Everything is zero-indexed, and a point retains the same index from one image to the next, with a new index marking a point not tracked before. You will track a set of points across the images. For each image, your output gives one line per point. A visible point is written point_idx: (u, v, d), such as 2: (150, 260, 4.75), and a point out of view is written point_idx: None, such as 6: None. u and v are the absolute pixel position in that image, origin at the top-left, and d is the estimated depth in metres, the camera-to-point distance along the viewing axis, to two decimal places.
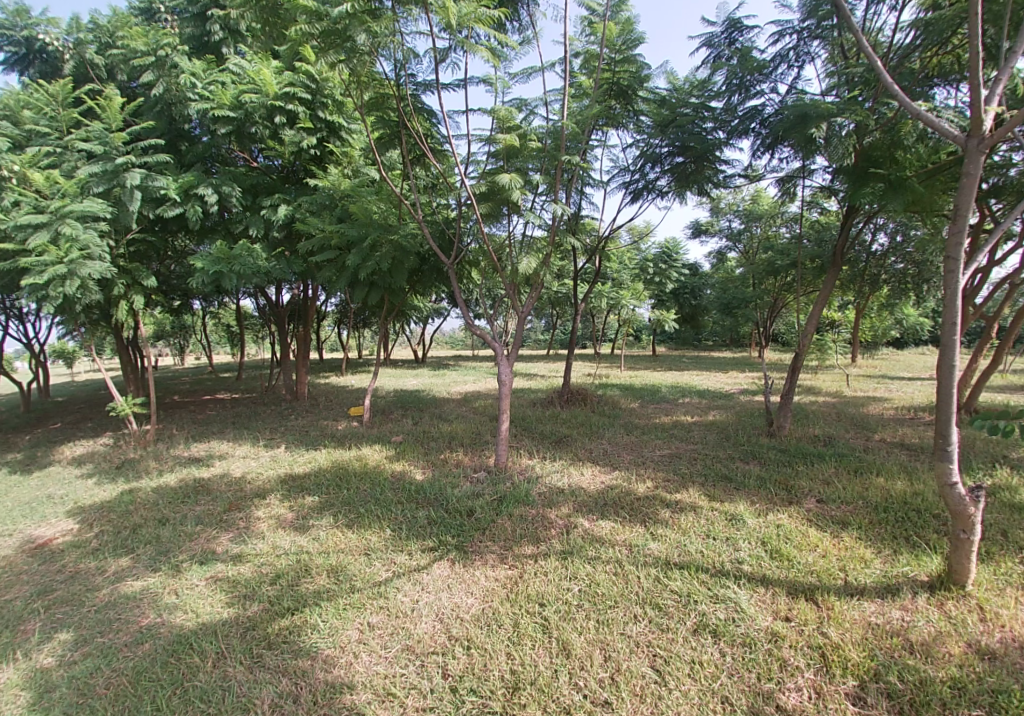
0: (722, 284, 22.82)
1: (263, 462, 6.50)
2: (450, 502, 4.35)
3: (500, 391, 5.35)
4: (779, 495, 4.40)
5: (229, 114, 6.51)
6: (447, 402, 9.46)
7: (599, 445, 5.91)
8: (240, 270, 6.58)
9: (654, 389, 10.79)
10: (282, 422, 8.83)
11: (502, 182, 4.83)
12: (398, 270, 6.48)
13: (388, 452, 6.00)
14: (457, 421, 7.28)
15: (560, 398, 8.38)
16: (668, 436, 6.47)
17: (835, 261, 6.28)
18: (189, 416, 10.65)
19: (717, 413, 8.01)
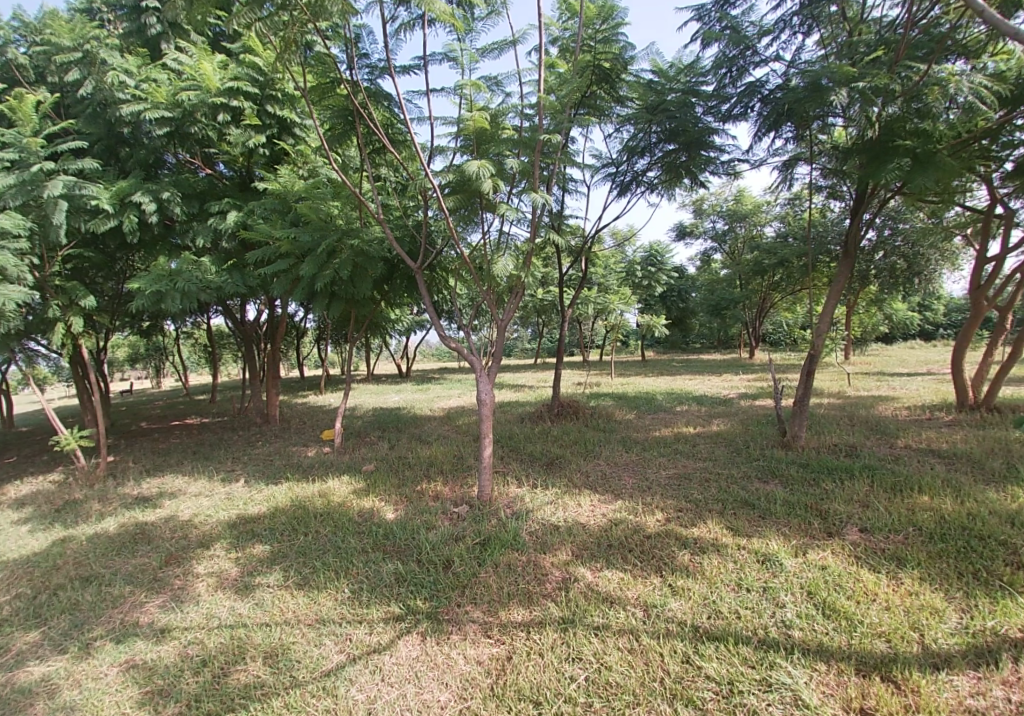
0: (710, 285, 22.33)
1: (217, 499, 5.73)
2: (425, 551, 3.62)
3: (481, 412, 4.64)
4: (812, 526, 3.73)
5: (165, 114, 5.72)
6: (428, 420, 8.72)
7: (597, 467, 5.23)
8: (184, 287, 5.84)
9: (649, 397, 10.16)
10: (247, 449, 8.04)
11: (471, 169, 4.12)
12: (361, 278, 5.78)
13: (357, 485, 5.26)
14: (438, 443, 6.55)
15: (551, 412, 7.70)
16: (672, 451, 5.81)
17: (848, 251, 5.69)
18: (148, 445, 9.79)
19: (722, 422, 7.36)
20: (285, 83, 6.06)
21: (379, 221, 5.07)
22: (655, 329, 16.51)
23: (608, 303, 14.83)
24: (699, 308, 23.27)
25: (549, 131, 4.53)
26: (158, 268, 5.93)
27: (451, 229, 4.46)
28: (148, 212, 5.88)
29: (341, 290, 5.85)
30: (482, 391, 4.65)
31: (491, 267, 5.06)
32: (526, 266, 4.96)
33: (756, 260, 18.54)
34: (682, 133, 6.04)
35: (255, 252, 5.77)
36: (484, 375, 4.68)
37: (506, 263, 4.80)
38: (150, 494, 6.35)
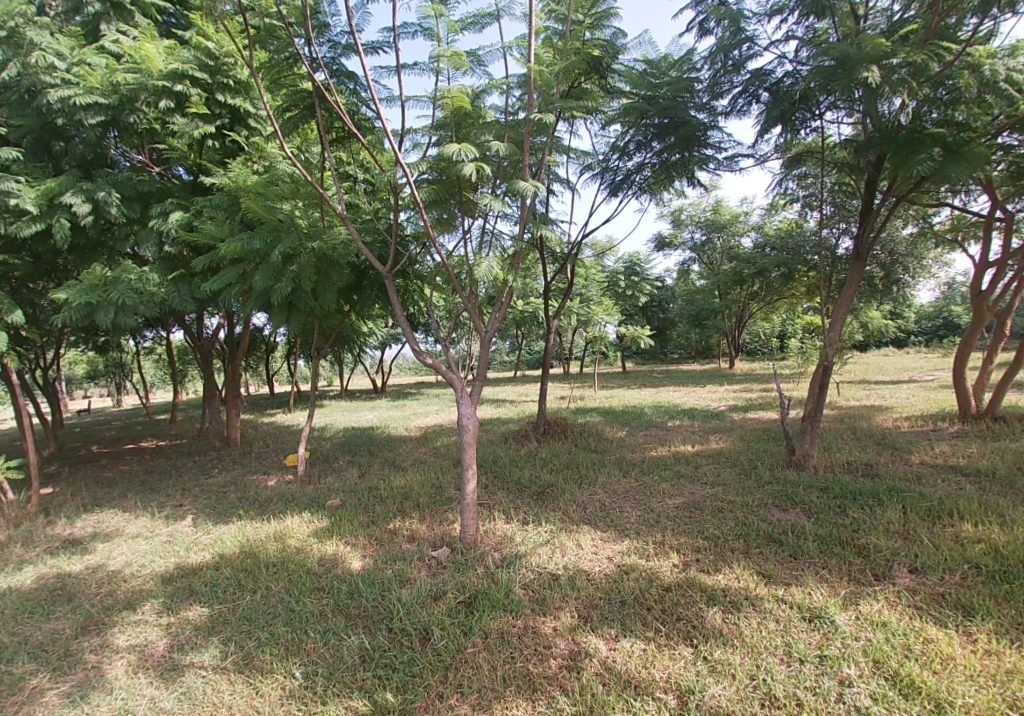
0: (690, 295, 22.07)
1: (157, 542, 4.96)
2: (401, 616, 2.99)
3: (463, 439, 4.00)
4: (852, 568, 3.22)
5: (100, 101, 4.99)
6: (402, 441, 8.03)
7: (595, 495, 4.63)
8: (122, 299, 5.09)
9: (637, 411, 9.63)
10: (201, 479, 7.24)
11: (450, 152, 3.53)
12: (323, 288, 5.08)
13: (320, 523, 4.56)
14: (413, 470, 5.89)
15: (537, 431, 7.09)
16: (675, 474, 5.23)
17: (861, 254, 5.23)
18: (92, 474, 8.87)
19: (721, 439, 6.83)
20: (238, 68, 5.40)
21: (343, 219, 4.41)
22: (637, 340, 16.07)
23: (590, 315, 14.33)
24: (678, 318, 22.98)
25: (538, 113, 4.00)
26: (91, 277, 5.17)
27: (424, 227, 3.86)
28: (81, 215, 5.13)
29: (300, 301, 5.15)
30: (463, 415, 4.01)
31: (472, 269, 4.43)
32: (514, 268, 4.37)
33: (735, 269, 18.30)
34: (676, 128, 5.54)
35: (200, 258, 5.05)
36: (466, 395, 4.03)
37: (492, 264, 4.18)
38: (81, 535, 5.54)
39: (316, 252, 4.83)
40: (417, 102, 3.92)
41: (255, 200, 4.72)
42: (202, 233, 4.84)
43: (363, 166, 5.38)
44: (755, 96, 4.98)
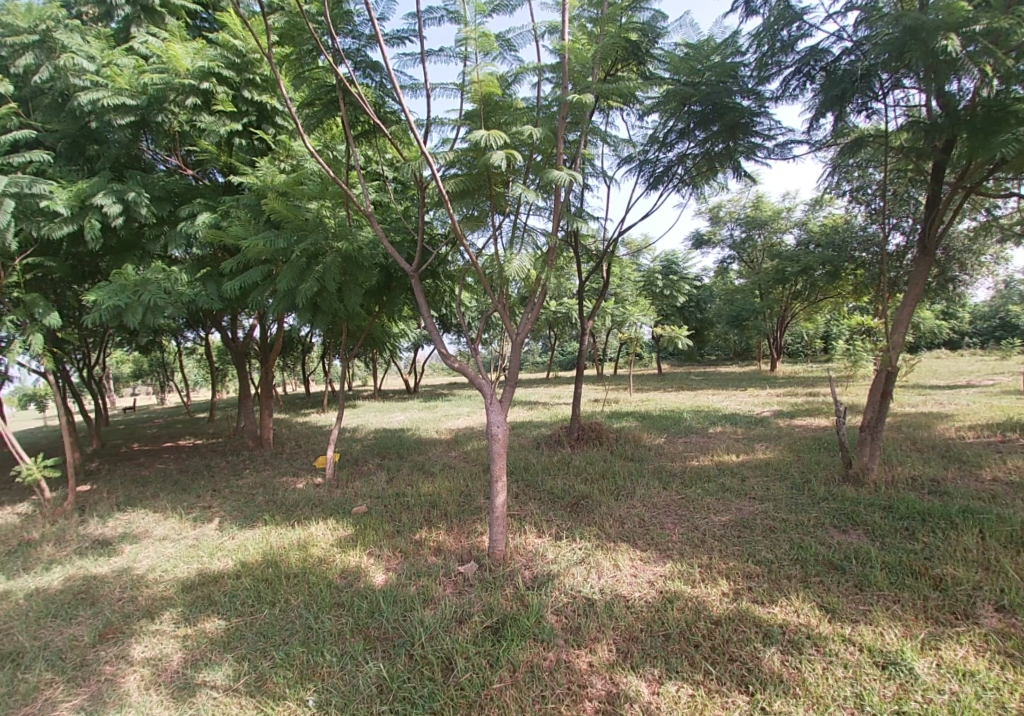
0: (728, 295, 21.36)
1: (183, 546, 4.88)
2: (424, 641, 2.78)
3: (492, 448, 3.74)
4: (929, 604, 2.91)
5: (129, 101, 4.96)
6: (432, 445, 7.86)
7: (633, 509, 4.33)
8: (150, 299, 5.04)
9: (676, 417, 9.22)
10: (232, 479, 7.21)
11: (477, 136, 3.29)
12: (348, 286, 4.90)
13: (344, 532, 4.40)
14: (441, 476, 5.69)
15: (570, 437, 6.81)
16: (719, 488, 4.88)
17: (926, 250, 4.82)
18: (129, 472, 9.00)
19: (768, 449, 6.41)
20: (264, 64, 5.32)
21: (367, 214, 4.21)
22: (675, 341, 15.57)
23: (625, 315, 13.93)
24: (717, 320, 22.29)
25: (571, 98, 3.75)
26: (122, 279, 5.16)
27: (450, 222, 3.62)
28: (111, 215, 5.11)
29: (325, 300, 4.99)
30: (493, 424, 3.74)
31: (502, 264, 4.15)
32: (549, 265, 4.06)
33: (777, 268, 17.59)
34: (722, 116, 5.16)
35: (226, 256, 4.95)
36: (496, 402, 3.76)
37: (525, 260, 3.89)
38: (111, 535, 5.52)
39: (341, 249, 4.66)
40: (444, 90, 3.69)
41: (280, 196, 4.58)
42: (227, 231, 4.74)
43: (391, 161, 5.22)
44: (809, 76, 4.62)
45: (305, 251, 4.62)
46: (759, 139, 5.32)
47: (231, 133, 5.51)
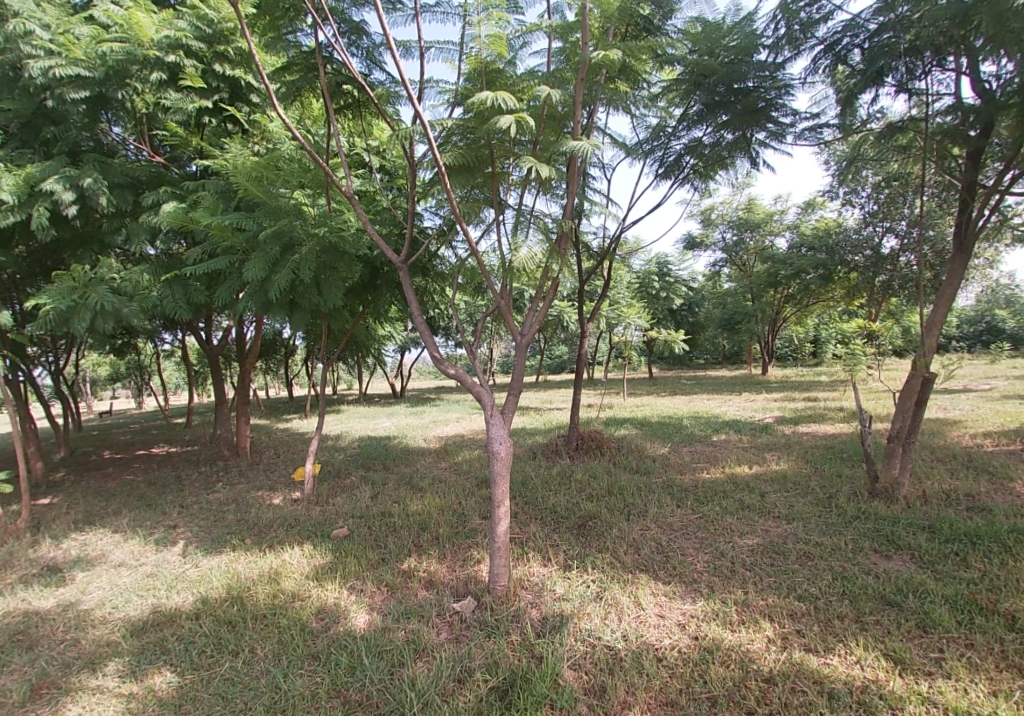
0: (720, 297, 21.09)
1: (140, 574, 4.34)
2: (417, 711, 2.40)
3: (493, 469, 3.14)
4: (1007, 648, 2.56)
5: (84, 73, 4.42)
6: (421, 455, 7.34)
7: (648, 533, 3.86)
8: (100, 303, 4.50)
9: (676, 423, 8.80)
10: (202, 493, 6.64)
11: (481, 94, 2.81)
12: (329, 281, 4.31)
13: (322, 559, 3.89)
14: (431, 492, 5.19)
15: (568, 447, 6.36)
16: (739, 505, 4.43)
17: (961, 242, 4.48)
18: (93, 485, 8.36)
19: (781, 460, 5.99)
20: (238, 35, 4.81)
21: (350, 196, 3.66)
22: (670, 344, 15.17)
23: (619, 317, 13.52)
24: (708, 322, 21.99)
25: (583, 64, 3.32)
26: (70, 280, 4.63)
27: (450, 202, 3.08)
28: (63, 205, 4.55)
29: (304, 296, 4.39)
30: (494, 441, 3.13)
31: (506, 251, 3.63)
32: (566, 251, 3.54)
33: (770, 270, 17.33)
34: (745, 97, 4.69)
35: (189, 247, 4.36)
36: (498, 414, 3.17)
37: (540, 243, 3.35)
38: (62, 559, 4.96)
39: (319, 238, 4.08)
40: (441, 52, 3.24)
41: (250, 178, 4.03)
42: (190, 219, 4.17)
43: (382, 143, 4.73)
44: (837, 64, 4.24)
45: (278, 241, 4.03)
46: (783, 125, 4.85)
47: (202, 114, 4.98)
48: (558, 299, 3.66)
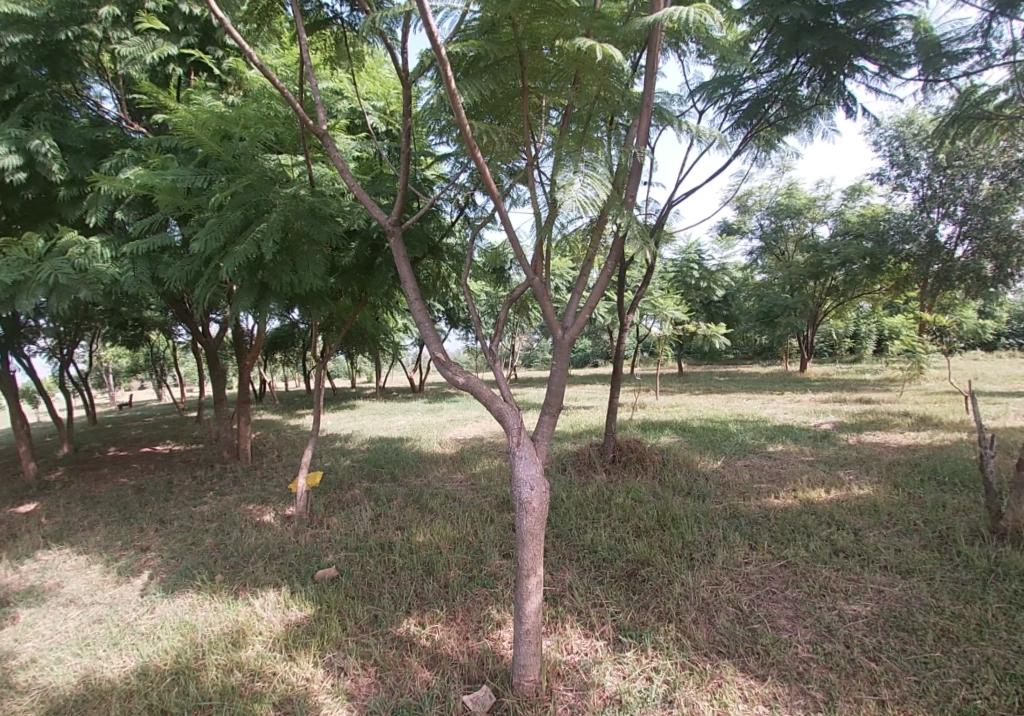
0: (757, 289, 19.83)
1: (90, 616, 3.59)
2: None
3: (520, 525, 2.24)
4: None
5: (24, 12, 3.64)
6: (434, 463, 6.52)
7: (719, 591, 2.95)
8: (52, 277, 3.73)
9: (722, 428, 7.84)
10: (189, 502, 5.93)
11: None
12: (308, 257, 3.38)
13: (301, 612, 3.09)
14: (442, 517, 4.32)
15: (604, 460, 5.46)
16: (830, 550, 3.49)
17: None
18: (82, 488, 7.70)
19: (861, 482, 4.97)
20: None
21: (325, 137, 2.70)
22: (707, 339, 14.04)
23: (653, 308, 12.49)
24: (742, 316, 20.76)
25: None
26: (21, 251, 3.87)
27: (458, 120, 2.15)
28: (5, 169, 3.76)
29: (274, 277, 3.45)
30: (522, 485, 2.24)
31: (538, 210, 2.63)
32: (630, 203, 2.56)
33: (813, 260, 16.05)
34: (833, 31, 3.72)
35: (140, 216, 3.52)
36: (526, 445, 2.29)
37: (601, 177, 2.35)
38: (11, 589, 4.23)
39: (296, 201, 3.19)
40: None
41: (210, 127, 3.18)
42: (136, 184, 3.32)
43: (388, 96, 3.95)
44: None
45: (244, 206, 3.16)
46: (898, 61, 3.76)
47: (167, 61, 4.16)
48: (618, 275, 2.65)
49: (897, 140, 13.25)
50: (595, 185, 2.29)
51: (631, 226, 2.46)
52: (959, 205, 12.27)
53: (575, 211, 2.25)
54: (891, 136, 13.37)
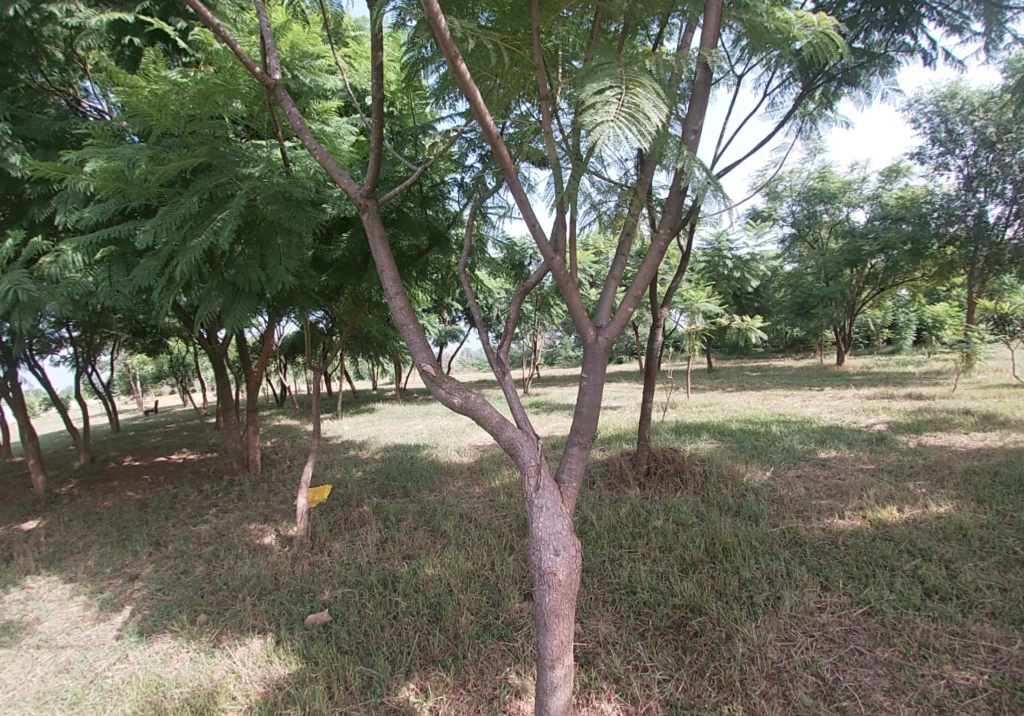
0: (791, 279, 18.86)
1: (56, 664, 3.15)
2: None
3: (543, 602, 1.72)
4: None
5: None
6: (451, 474, 6.03)
7: (792, 652, 2.45)
8: (13, 291, 3.31)
9: (763, 431, 7.16)
10: (189, 520, 5.54)
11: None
12: (281, 248, 2.90)
13: (285, 671, 2.61)
14: (455, 544, 3.81)
15: (637, 473, 4.88)
16: (922, 593, 2.87)
17: None
18: (88, 502, 7.39)
19: (936, 496, 4.30)
20: None
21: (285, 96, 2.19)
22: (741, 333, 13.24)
23: (682, 302, 11.78)
24: (774, 308, 19.81)
25: None
26: None
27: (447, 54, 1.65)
28: None
29: (245, 273, 2.98)
30: (544, 550, 1.69)
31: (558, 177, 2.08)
32: (691, 143, 1.98)
33: (849, 246, 15.09)
34: None
35: (94, 213, 3.05)
36: (548, 492, 1.77)
37: (652, 101, 1.62)
38: None
39: (264, 183, 2.77)
40: None
41: (166, 104, 2.67)
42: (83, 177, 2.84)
43: (388, 77, 3.50)
44: None
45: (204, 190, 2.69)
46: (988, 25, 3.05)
47: (127, 34, 3.70)
48: (665, 254, 2.11)
49: (937, 115, 12.13)
50: (643, 113, 1.57)
51: (696, 168, 1.83)
52: (1009, 184, 11.09)
53: (631, 143, 1.54)
54: (931, 112, 12.29)
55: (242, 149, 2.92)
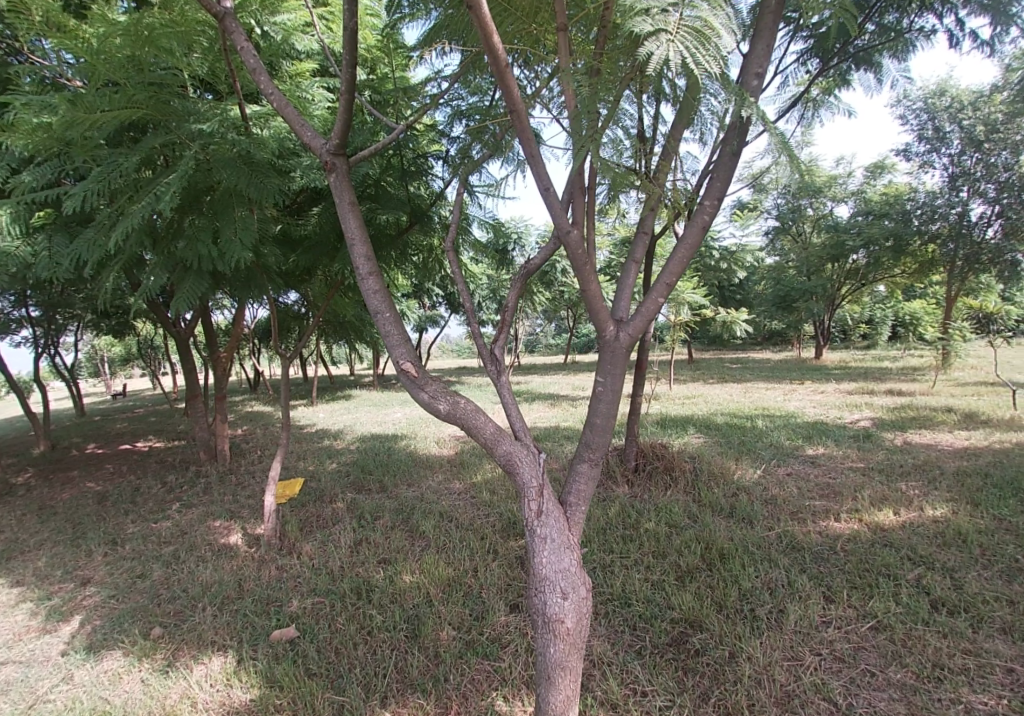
0: (773, 272, 18.84)
1: None
2: None
3: (549, 649, 1.64)
4: None
5: None
6: (431, 467, 5.78)
7: (800, 674, 2.29)
8: None
9: (749, 426, 7.02)
10: (151, 516, 5.21)
11: None
12: (238, 219, 2.61)
13: (247, 698, 2.36)
14: (435, 547, 3.57)
15: (626, 470, 4.68)
16: (930, 606, 2.72)
17: None
18: (44, 493, 6.96)
19: (931, 499, 4.18)
20: None
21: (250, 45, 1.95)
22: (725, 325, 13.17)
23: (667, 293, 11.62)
24: (756, 300, 19.82)
25: None
26: None
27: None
28: None
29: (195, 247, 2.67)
30: (550, 595, 1.63)
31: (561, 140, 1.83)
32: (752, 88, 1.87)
33: (832, 241, 15.08)
34: None
35: (32, 174, 2.74)
36: (552, 520, 1.70)
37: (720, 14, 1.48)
38: None
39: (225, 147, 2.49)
40: None
41: (104, 47, 2.31)
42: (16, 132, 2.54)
43: (367, 37, 3.16)
44: None
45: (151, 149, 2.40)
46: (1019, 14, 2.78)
47: None
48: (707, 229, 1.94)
49: (925, 112, 12.01)
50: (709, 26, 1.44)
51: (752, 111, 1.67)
52: (992, 183, 11.14)
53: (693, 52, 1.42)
54: (919, 109, 12.17)
55: (200, 107, 2.62)
